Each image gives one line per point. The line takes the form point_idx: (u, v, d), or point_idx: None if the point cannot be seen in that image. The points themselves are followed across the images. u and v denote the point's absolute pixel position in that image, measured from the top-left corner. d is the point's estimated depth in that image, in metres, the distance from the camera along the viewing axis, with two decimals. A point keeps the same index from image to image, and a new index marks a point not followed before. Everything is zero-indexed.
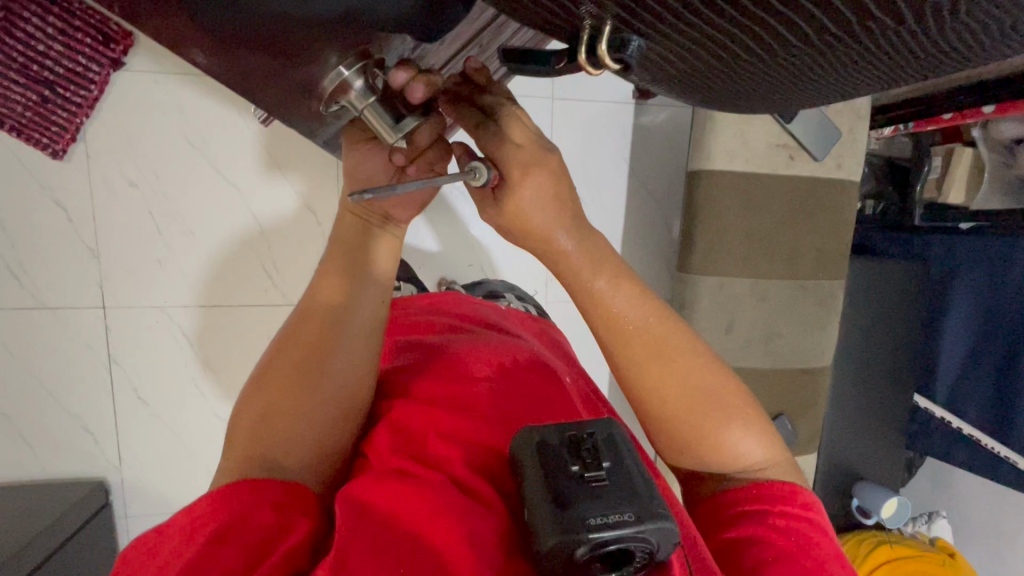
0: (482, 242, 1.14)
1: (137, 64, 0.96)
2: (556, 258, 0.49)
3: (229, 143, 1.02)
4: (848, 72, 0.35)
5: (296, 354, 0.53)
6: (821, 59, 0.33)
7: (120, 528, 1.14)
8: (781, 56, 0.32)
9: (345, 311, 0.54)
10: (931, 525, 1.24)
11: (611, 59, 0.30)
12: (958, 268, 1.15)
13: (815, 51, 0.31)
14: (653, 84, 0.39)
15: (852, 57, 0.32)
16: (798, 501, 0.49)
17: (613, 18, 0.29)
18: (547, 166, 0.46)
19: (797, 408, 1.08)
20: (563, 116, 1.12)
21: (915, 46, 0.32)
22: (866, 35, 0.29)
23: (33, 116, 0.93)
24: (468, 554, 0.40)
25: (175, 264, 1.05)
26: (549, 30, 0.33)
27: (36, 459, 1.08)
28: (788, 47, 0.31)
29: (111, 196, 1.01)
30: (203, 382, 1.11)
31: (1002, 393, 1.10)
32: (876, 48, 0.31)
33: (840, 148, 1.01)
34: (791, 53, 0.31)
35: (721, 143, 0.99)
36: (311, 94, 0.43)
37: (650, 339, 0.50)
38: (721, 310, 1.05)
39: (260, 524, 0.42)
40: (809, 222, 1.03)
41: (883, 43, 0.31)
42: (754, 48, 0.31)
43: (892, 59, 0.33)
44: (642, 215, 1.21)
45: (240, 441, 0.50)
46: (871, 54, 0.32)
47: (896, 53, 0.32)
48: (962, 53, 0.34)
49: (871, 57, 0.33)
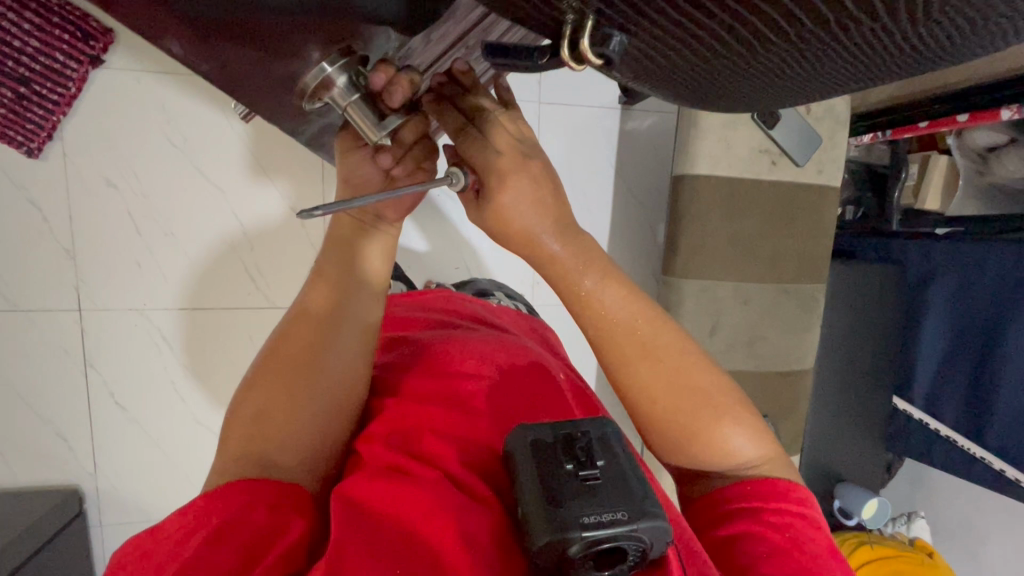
0: (469, 244, 1.13)
1: (117, 63, 0.96)
2: (542, 259, 0.47)
3: (213, 144, 1.02)
4: (830, 77, 0.34)
5: (293, 348, 0.52)
6: (808, 59, 0.31)
7: (93, 536, 1.12)
8: (766, 55, 0.30)
9: (343, 310, 0.53)
10: (910, 526, 1.20)
11: (593, 54, 0.28)
12: (933, 274, 1.15)
13: (799, 50, 0.30)
14: (635, 82, 0.37)
15: (836, 59, 0.31)
16: (792, 497, 0.48)
17: (595, 12, 0.27)
18: (526, 172, 0.44)
19: (782, 412, 1.07)
20: (549, 120, 1.12)
21: (894, 49, 0.30)
22: (845, 35, 0.28)
23: (8, 113, 0.91)
24: (462, 553, 0.39)
25: (155, 266, 1.04)
26: (530, 22, 0.31)
27: (7, 466, 1.06)
28: (769, 46, 0.29)
29: (92, 197, 1.00)
30: (182, 386, 1.10)
31: (980, 397, 1.09)
32: (854, 51, 0.30)
33: (821, 154, 1.02)
34: (773, 54, 0.30)
35: (706, 148, 0.97)
36: (293, 89, 0.41)
37: (637, 339, 0.49)
38: (706, 312, 1.03)
39: (260, 522, 0.42)
40: (790, 228, 1.03)
41: (861, 45, 0.29)
42: (736, 46, 0.29)
43: (872, 62, 0.32)
44: (629, 219, 1.21)
45: (234, 444, 0.48)
46: (849, 58, 0.31)
47: (878, 56, 0.31)
48: (934, 59, 0.33)
49: (857, 59, 0.31)
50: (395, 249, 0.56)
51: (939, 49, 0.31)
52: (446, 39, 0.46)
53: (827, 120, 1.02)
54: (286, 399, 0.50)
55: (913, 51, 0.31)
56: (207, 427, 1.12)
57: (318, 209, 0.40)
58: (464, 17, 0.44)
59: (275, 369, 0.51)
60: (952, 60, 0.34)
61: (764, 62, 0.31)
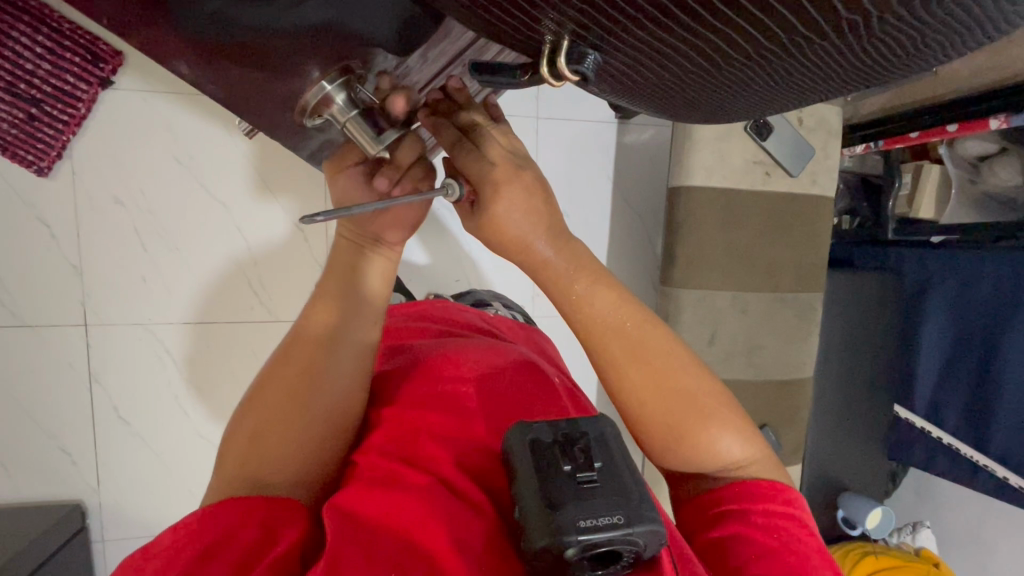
0: (470, 257, 1.15)
1: (125, 84, 0.98)
2: (534, 265, 0.48)
3: (218, 162, 1.04)
4: (798, 90, 0.35)
5: (285, 371, 0.52)
6: (773, 74, 0.32)
7: (96, 551, 1.12)
8: (735, 70, 0.32)
9: (334, 332, 0.54)
10: (915, 536, 1.19)
11: (570, 72, 0.30)
12: (930, 282, 1.15)
13: (764, 67, 0.31)
14: (615, 97, 0.38)
15: (800, 73, 0.32)
16: (780, 498, 0.49)
17: (570, 33, 0.29)
18: (518, 181, 0.46)
19: (782, 421, 1.07)
20: (547, 135, 1.14)
21: (853, 64, 0.32)
22: (805, 52, 0.30)
23: (19, 133, 0.94)
24: (456, 559, 0.39)
25: (160, 282, 1.06)
26: (512, 42, 0.33)
27: (10, 481, 1.06)
28: (736, 63, 0.31)
29: (98, 214, 1.02)
30: (186, 400, 1.10)
31: (982, 405, 1.09)
32: (816, 66, 0.31)
33: (815, 164, 1.03)
34: (741, 70, 0.31)
35: (700, 160, 0.99)
36: (293, 105, 0.42)
37: (628, 343, 0.50)
38: (704, 321, 1.04)
39: (249, 538, 0.43)
40: (787, 237, 1.04)
41: (822, 60, 0.31)
42: (704, 63, 0.31)
43: (836, 75, 0.33)
44: (627, 231, 1.22)
45: (233, 459, 0.49)
46: (812, 72, 0.32)
47: (840, 70, 0.32)
48: (895, 71, 0.34)
49: (821, 72, 0.33)
50: (395, 270, 0.57)
51: (899, 62, 0.33)
52: (443, 57, 0.47)
53: (820, 131, 1.04)
54: (280, 421, 0.50)
55: (874, 65, 0.32)
56: (209, 440, 1.12)
57: (320, 214, 0.42)
58: (457, 37, 0.44)
59: (267, 391, 0.52)
60: (913, 72, 0.35)
61: (734, 77, 0.33)
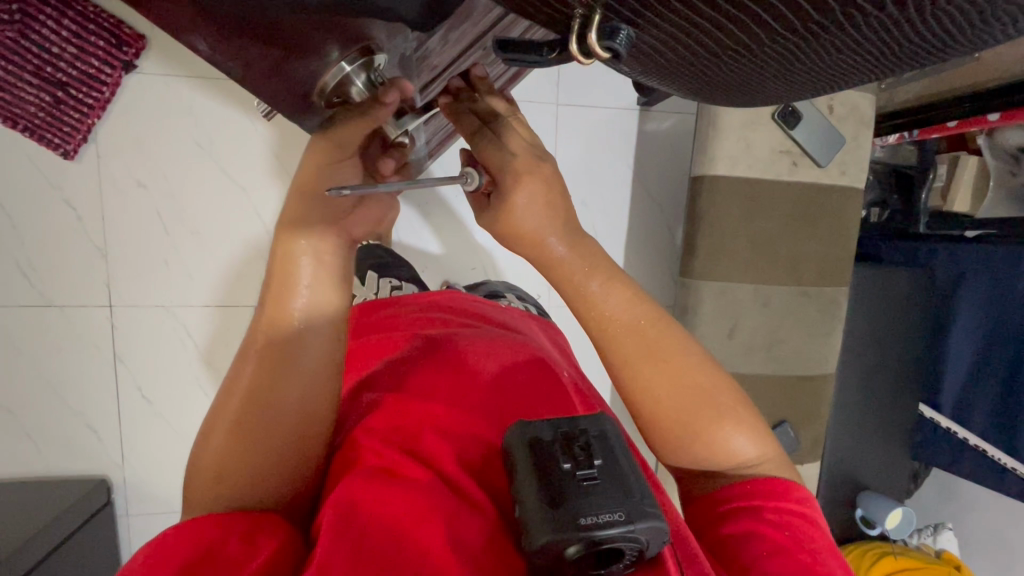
0: (486, 245, 1.14)
1: (148, 68, 0.99)
2: (549, 262, 0.48)
3: (237, 144, 1.04)
4: (837, 69, 0.34)
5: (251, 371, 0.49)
6: (812, 52, 0.31)
7: (120, 526, 1.15)
8: (771, 47, 0.30)
9: (306, 326, 0.49)
10: (936, 537, 1.17)
11: (601, 48, 0.28)
12: (964, 276, 1.10)
13: (803, 43, 0.30)
14: (643, 77, 0.37)
15: (842, 51, 0.31)
16: (793, 497, 0.48)
17: (602, 6, 0.28)
18: (539, 173, 0.46)
19: (801, 417, 1.05)
20: (567, 121, 1.12)
21: (899, 39, 0.30)
22: (848, 26, 0.28)
23: (46, 117, 0.95)
24: (452, 559, 0.39)
25: (181, 264, 1.07)
26: (539, 16, 0.31)
27: (39, 456, 1.10)
28: (775, 38, 0.29)
29: (120, 197, 1.03)
30: (205, 382, 1.12)
31: (1011, 406, 1.05)
32: (858, 41, 0.30)
33: (844, 154, 1.00)
34: (779, 46, 0.30)
35: (724, 150, 0.96)
36: (309, 88, 0.41)
37: (643, 341, 0.49)
38: (724, 315, 1.02)
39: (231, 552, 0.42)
40: (813, 230, 1.01)
41: (865, 35, 0.29)
42: (741, 40, 0.29)
43: (878, 54, 0.31)
44: (648, 220, 1.20)
45: (206, 470, 0.48)
46: (853, 49, 0.31)
47: (883, 47, 0.31)
48: (942, 48, 0.32)
49: (865, 50, 0.31)
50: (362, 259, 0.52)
51: (947, 38, 0.31)
52: (462, 41, 0.48)
53: (851, 120, 1.00)
54: (248, 429, 0.48)
55: (920, 41, 0.30)
56: None
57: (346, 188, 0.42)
58: (481, 19, 0.46)
59: (235, 394, 0.49)
60: (960, 51, 0.33)
61: (772, 55, 0.31)
